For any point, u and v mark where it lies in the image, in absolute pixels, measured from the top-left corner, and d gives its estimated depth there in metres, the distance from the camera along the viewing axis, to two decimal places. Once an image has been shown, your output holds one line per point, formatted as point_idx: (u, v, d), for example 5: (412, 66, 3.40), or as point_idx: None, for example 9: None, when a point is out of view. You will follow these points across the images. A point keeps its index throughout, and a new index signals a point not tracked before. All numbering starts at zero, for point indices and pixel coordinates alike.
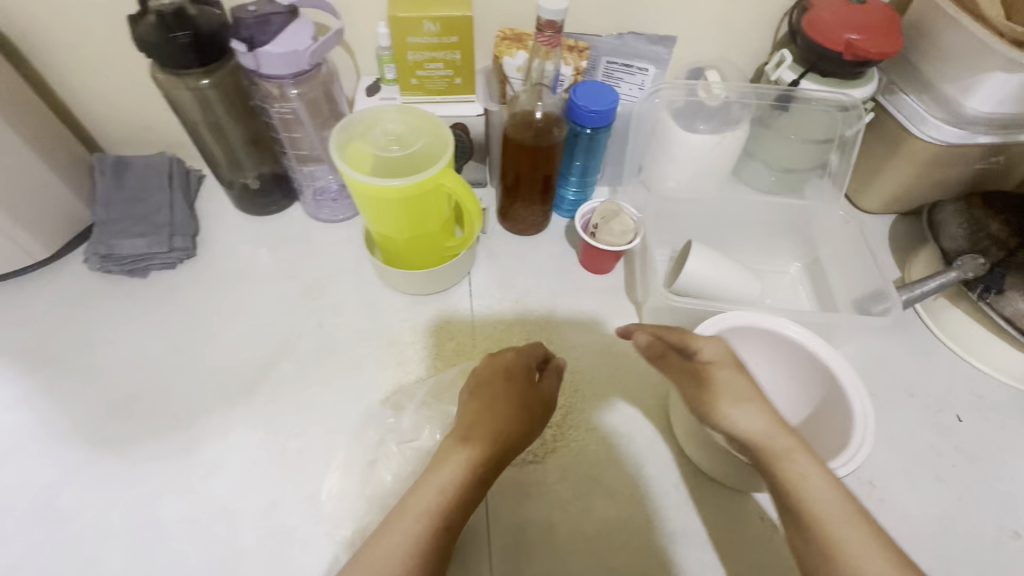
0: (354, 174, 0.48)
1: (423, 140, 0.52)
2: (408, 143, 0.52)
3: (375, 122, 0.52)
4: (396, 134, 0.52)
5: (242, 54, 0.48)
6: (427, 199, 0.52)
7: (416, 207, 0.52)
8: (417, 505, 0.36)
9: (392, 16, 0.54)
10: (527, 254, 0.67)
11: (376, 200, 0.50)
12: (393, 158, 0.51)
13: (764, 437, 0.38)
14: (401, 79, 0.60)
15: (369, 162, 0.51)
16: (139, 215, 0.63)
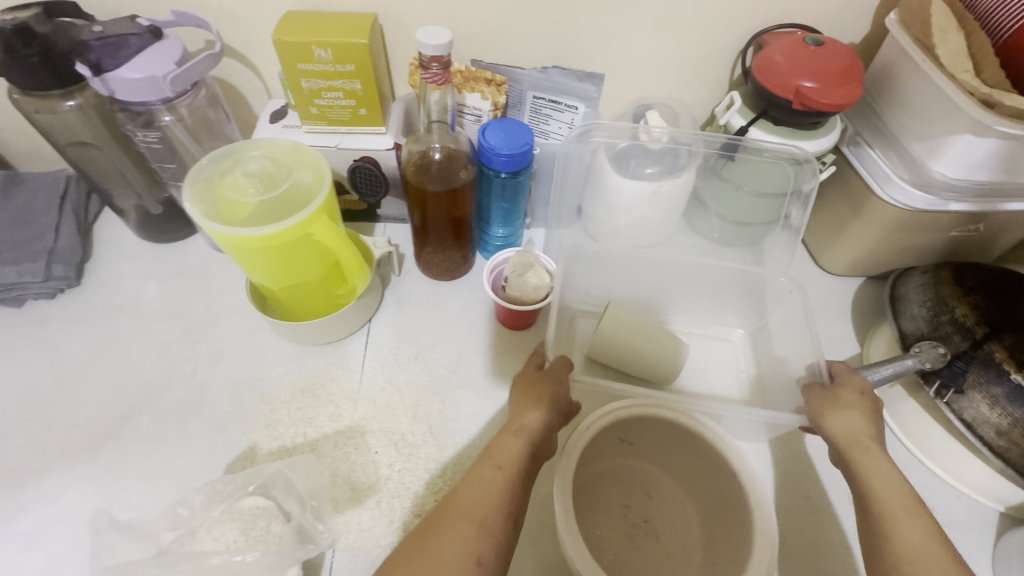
0: (209, 227, 0.42)
1: (290, 179, 0.46)
2: (276, 182, 0.46)
3: (234, 161, 0.47)
4: (259, 174, 0.46)
5: (92, 81, 0.44)
6: (299, 245, 0.46)
7: (286, 257, 0.46)
8: (486, 493, 0.36)
9: (277, 41, 0.48)
10: (439, 303, 0.60)
11: (239, 251, 0.44)
12: (253, 204, 0.44)
13: (863, 439, 0.41)
14: (298, 108, 0.54)
15: (231, 207, 0.44)
16: (17, 239, 0.58)
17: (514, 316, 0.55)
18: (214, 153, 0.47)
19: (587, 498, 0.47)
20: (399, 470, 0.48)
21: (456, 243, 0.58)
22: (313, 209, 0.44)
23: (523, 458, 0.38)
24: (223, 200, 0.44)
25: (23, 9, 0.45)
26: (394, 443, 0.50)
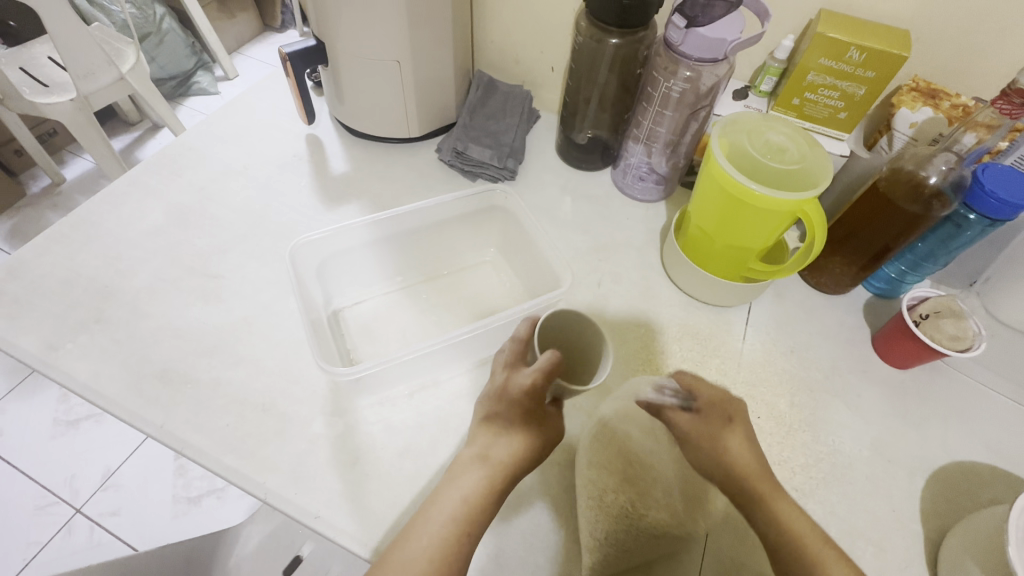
0: (726, 169, 0.50)
1: (803, 162, 0.50)
2: (786, 157, 0.51)
3: (769, 126, 0.53)
4: (778, 145, 0.51)
5: (676, 28, 0.52)
6: (780, 216, 0.50)
7: (759, 218, 0.51)
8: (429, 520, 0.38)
9: (822, 33, 0.53)
10: (818, 309, 0.62)
11: (731, 196, 0.51)
12: (768, 168, 0.50)
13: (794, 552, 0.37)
14: (782, 96, 0.59)
15: (741, 160, 0.52)
16: (492, 131, 0.72)
17: (910, 349, 0.56)
18: (757, 114, 0.54)
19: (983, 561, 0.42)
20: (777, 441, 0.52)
21: (867, 265, 0.59)
22: (811, 197, 0.48)
23: (480, 507, 0.39)
24: (748, 151, 0.51)
25: None
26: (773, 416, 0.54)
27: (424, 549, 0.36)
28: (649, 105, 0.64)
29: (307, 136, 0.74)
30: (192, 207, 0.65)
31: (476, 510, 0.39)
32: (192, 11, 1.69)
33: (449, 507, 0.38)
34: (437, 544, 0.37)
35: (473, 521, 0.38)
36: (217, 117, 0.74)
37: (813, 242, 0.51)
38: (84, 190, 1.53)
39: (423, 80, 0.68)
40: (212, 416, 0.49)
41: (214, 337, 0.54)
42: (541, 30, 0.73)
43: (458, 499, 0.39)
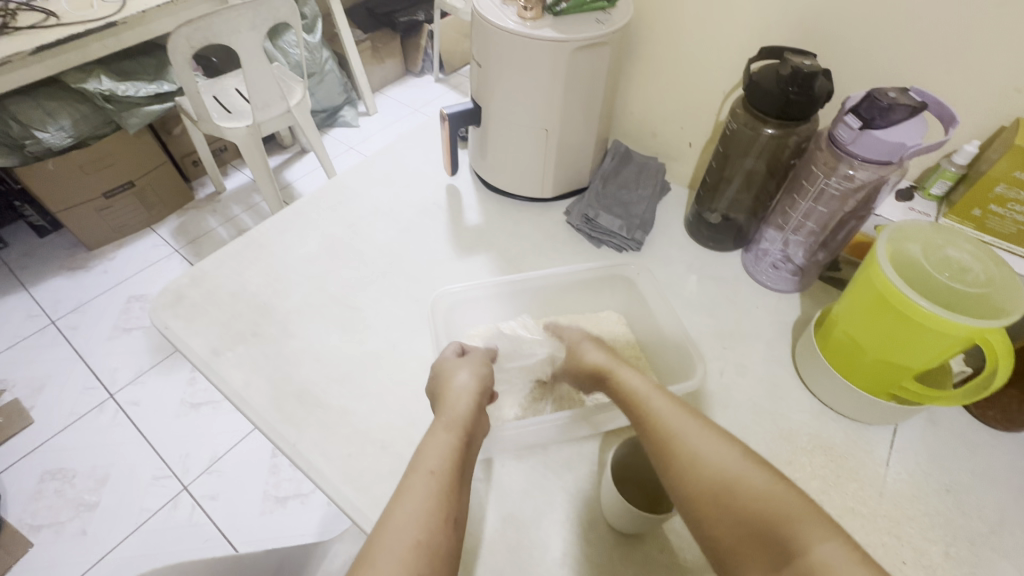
0: (894, 282, 0.46)
1: (989, 287, 0.45)
2: (965, 279, 0.46)
3: (945, 238, 0.48)
4: (958, 264, 0.47)
5: (848, 127, 0.50)
6: (951, 342, 0.45)
7: (925, 338, 0.46)
8: (410, 492, 0.38)
9: (1021, 146, 0.48)
10: (983, 446, 0.55)
11: (894, 311, 0.47)
12: (945, 288, 0.46)
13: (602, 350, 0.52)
14: (959, 205, 0.54)
15: (908, 271, 0.48)
16: (624, 200, 0.74)
17: None
18: (934, 225, 0.49)
19: None
20: None
21: None
22: (998, 329, 0.42)
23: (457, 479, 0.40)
24: (918, 265, 0.47)
25: (808, 56, 0.53)
26: (922, 565, 0.47)
27: (410, 518, 0.36)
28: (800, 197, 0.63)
29: (448, 186, 0.80)
30: (341, 240, 0.72)
31: (450, 483, 0.39)
32: (351, 57, 1.92)
33: (428, 483, 0.38)
34: (423, 521, 0.36)
35: (450, 504, 0.38)
36: (372, 161, 0.82)
37: (992, 374, 0.45)
38: (237, 200, 1.75)
39: (565, 147, 0.71)
40: (337, 443, 0.52)
41: (346, 367, 0.58)
42: (686, 109, 0.74)
43: (435, 459, 0.40)
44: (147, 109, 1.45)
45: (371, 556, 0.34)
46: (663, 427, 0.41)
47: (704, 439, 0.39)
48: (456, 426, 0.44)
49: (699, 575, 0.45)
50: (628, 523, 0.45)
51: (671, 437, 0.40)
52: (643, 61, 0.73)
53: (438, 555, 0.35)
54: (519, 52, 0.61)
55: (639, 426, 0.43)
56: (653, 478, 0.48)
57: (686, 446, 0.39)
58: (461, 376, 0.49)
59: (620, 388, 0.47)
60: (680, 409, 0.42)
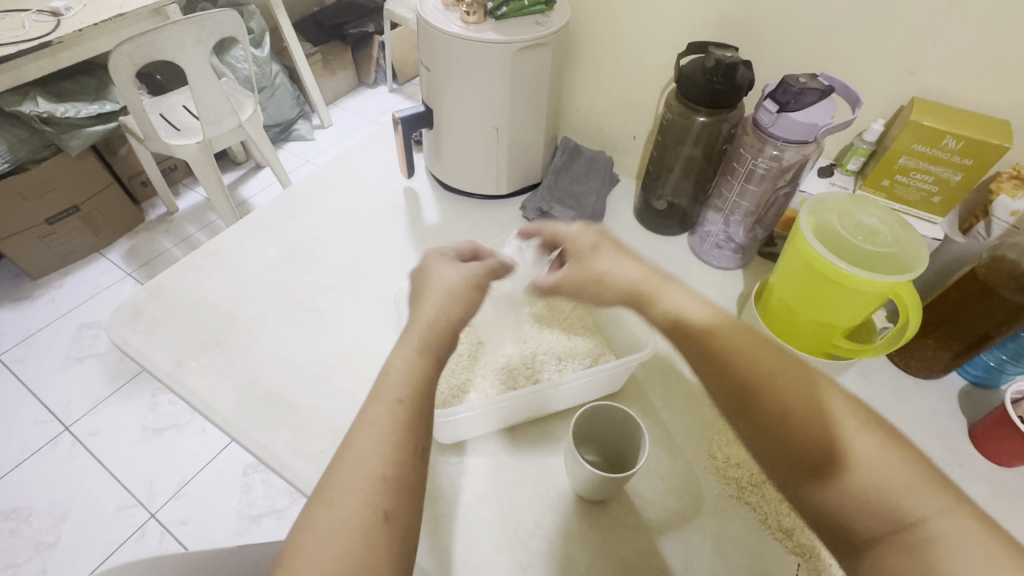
0: (815, 248, 0.50)
1: (896, 246, 0.50)
2: (877, 241, 0.51)
3: (859, 206, 0.53)
4: (870, 228, 0.52)
5: (768, 111, 0.55)
6: (869, 299, 0.50)
7: (847, 297, 0.51)
8: (369, 420, 0.37)
9: (916, 122, 0.54)
10: (907, 394, 0.60)
11: (818, 275, 0.52)
12: (860, 249, 0.51)
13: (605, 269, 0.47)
14: (871, 177, 0.60)
15: (828, 237, 0.53)
16: (575, 193, 0.78)
17: (1013, 448, 0.53)
18: (848, 195, 0.54)
19: None
20: None
21: (964, 351, 0.57)
22: (905, 282, 0.47)
23: (424, 398, 0.40)
24: (836, 231, 0.52)
25: (729, 49, 0.58)
26: None
27: (371, 446, 0.36)
28: (733, 179, 0.67)
29: (405, 188, 0.82)
30: (302, 247, 0.72)
31: (415, 396, 0.39)
32: (302, 70, 1.91)
33: (387, 409, 0.38)
34: (381, 450, 0.36)
35: (418, 435, 0.38)
36: (328, 168, 0.83)
37: (905, 324, 0.50)
38: (191, 219, 1.71)
39: (516, 145, 0.74)
40: (308, 441, 0.53)
41: (314, 368, 0.59)
42: (628, 104, 0.78)
43: (396, 381, 0.40)
44: (89, 130, 1.40)
45: (332, 490, 0.34)
46: (751, 369, 0.38)
47: (796, 389, 0.37)
48: (427, 351, 0.42)
49: (661, 531, 0.49)
50: (593, 489, 0.48)
51: (753, 385, 0.38)
52: (584, 60, 0.77)
53: (403, 475, 0.36)
54: (464, 53, 0.64)
55: (716, 348, 0.40)
56: (613, 446, 0.51)
57: (777, 400, 0.37)
58: (446, 284, 0.47)
59: (665, 312, 0.43)
60: (755, 342, 0.39)
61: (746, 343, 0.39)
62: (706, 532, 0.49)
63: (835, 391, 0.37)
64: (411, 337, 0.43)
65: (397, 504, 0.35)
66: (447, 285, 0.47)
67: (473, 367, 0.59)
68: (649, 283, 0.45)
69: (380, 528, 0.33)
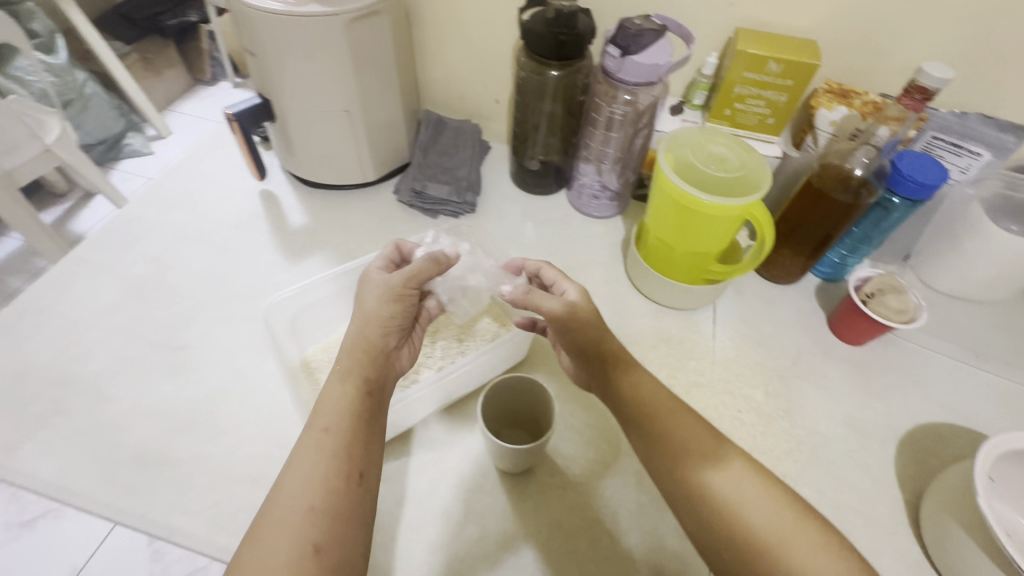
0: (676, 182, 0.52)
1: (744, 168, 0.54)
2: (727, 166, 0.55)
3: (708, 137, 0.57)
4: (719, 156, 0.55)
5: (611, 58, 0.55)
6: (731, 221, 0.54)
7: (713, 225, 0.54)
8: (303, 454, 0.37)
9: (742, 50, 0.58)
10: (777, 301, 0.67)
11: (685, 208, 0.54)
12: (713, 176, 0.54)
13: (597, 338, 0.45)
14: (714, 108, 0.64)
15: (684, 170, 0.55)
16: (447, 166, 0.74)
17: (864, 327, 0.60)
18: (697, 127, 0.57)
19: (946, 503, 0.47)
20: (759, 430, 0.56)
21: (813, 252, 0.64)
22: (756, 200, 0.51)
23: (352, 419, 0.39)
24: (691, 164, 0.54)
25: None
26: (752, 407, 0.57)
27: (299, 487, 0.35)
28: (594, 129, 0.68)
29: (261, 191, 0.73)
30: (148, 279, 0.62)
31: (348, 417, 0.39)
32: (118, 74, 1.64)
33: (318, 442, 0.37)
34: (313, 485, 0.35)
35: (351, 460, 0.37)
36: (163, 182, 0.72)
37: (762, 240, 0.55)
38: (13, 271, 1.43)
39: (375, 127, 0.69)
40: (196, 495, 0.47)
41: (188, 412, 0.52)
42: (484, 67, 0.76)
43: (332, 414, 0.39)
44: None
45: (253, 541, 0.33)
46: (697, 468, 0.37)
47: (745, 492, 0.36)
48: (352, 376, 0.42)
49: (588, 483, 0.50)
50: (513, 461, 0.47)
51: (702, 479, 0.37)
52: (429, 26, 0.73)
53: (335, 505, 0.35)
54: (288, 35, 0.57)
55: (667, 436, 0.39)
56: (527, 413, 0.51)
57: (721, 499, 0.36)
58: (374, 302, 0.47)
59: (627, 391, 0.42)
60: (711, 445, 0.38)
61: (698, 435, 0.39)
62: (628, 473, 0.51)
63: (772, 485, 0.37)
64: (343, 365, 0.43)
65: (329, 542, 0.34)
66: (374, 303, 0.47)
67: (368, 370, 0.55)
68: (626, 368, 0.44)
69: (308, 562, 0.32)
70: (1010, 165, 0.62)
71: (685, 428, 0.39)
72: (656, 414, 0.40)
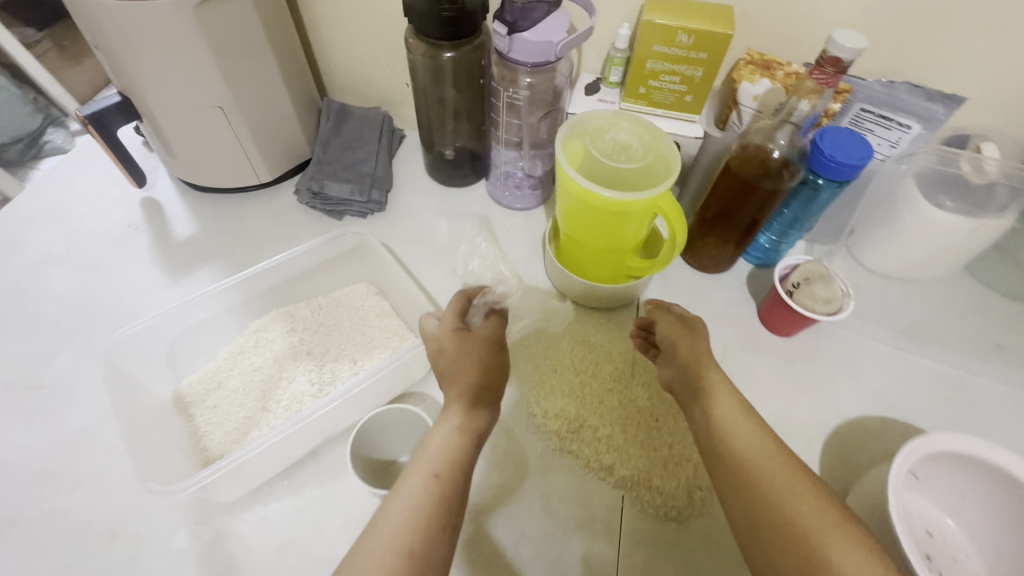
0: (576, 178, 0.47)
1: (650, 155, 0.49)
2: (632, 156, 0.50)
3: (608, 123, 0.51)
4: (623, 144, 0.50)
5: (499, 36, 0.49)
6: (639, 216, 0.49)
7: (622, 221, 0.49)
8: (405, 489, 0.36)
9: (648, 21, 0.52)
10: (705, 292, 0.63)
11: (589, 205, 0.48)
12: (616, 168, 0.49)
13: (694, 361, 0.46)
14: (628, 86, 0.58)
15: (589, 162, 0.50)
16: (350, 162, 0.68)
17: (790, 319, 0.57)
18: (599, 112, 0.52)
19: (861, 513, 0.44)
20: None
21: (741, 240, 0.59)
22: (665, 190, 0.46)
23: (461, 467, 0.38)
24: (592, 155, 0.50)
25: None
26: None
27: (394, 526, 0.34)
28: (497, 116, 0.61)
29: (143, 199, 0.66)
30: (9, 308, 0.56)
31: (448, 469, 0.37)
32: None
33: (421, 479, 0.36)
34: (409, 522, 0.34)
35: (447, 511, 0.36)
36: (29, 193, 0.64)
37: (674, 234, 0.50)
38: None
39: (260, 123, 0.62)
40: (47, 558, 0.42)
41: (45, 461, 0.46)
42: (385, 48, 0.68)
43: (437, 452, 0.38)
44: None
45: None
46: (768, 476, 0.36)
47: (825, 502, 0.34)
48: (470, 428, 0.41)
49: (489, 512, 0.46)
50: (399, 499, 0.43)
51: (764, 494, 0.35)
52: (316, 3, 0.65)
53: (423, 548, 0.33)
54: (128, 26, 0.49)
55: (732, 451, 0.38)
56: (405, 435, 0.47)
57: (795, 509, 0.34)
58: (476, 356, 0.44)
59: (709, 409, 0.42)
60: (785, 455, 0.37)
61: (764, 453, 0.37)
62: (533, 498, 0.47)
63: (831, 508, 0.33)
64: (462, 405, 0.42)
65: None
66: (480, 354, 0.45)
67: (238, 402, 0.49)
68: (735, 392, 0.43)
69: None
70: (945, 136, 0.57)
71: (752, 440, 0.38)
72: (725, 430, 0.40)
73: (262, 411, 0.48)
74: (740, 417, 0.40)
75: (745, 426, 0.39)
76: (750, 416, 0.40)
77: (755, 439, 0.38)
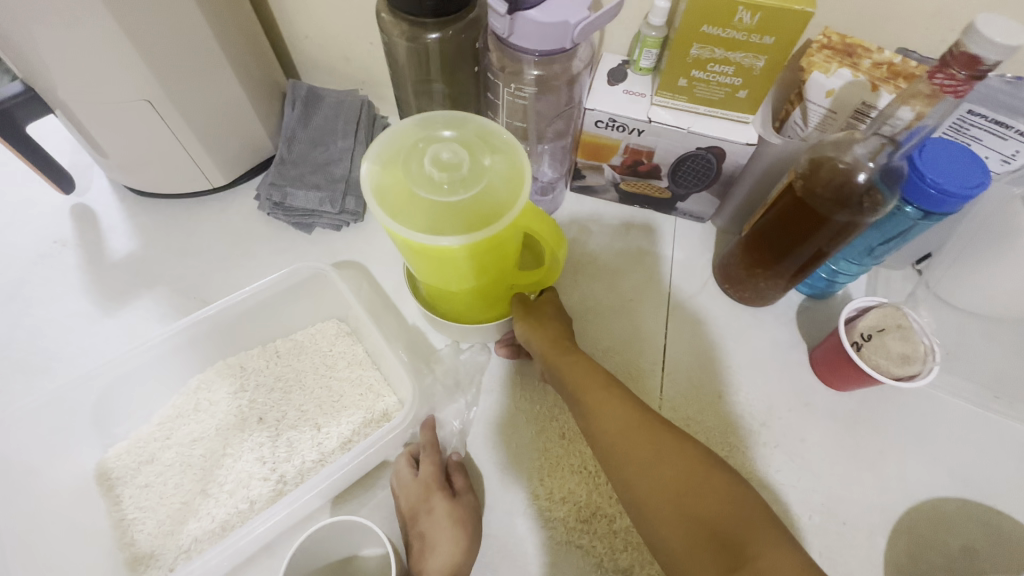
0: (392, 227, 0.33)
1: (486, 174, 0.35)
2: (461, 172, 0.35)
3: (426, 138, 0.36)
4: (442, 158, 0.35)
5: (498, 15, 0.36)
6: (486, 258, 0.36)
7: (474, 263, 0.36)
8: None
9: None
10: (745, 332, 0.52)
11: (437, 261, 0.35)
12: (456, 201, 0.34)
13: (568, 359, 0.41)
14: (665, 76, 0.45)
15: (421, 204, 0.34)
16: (319, 162, 0.56)
17: (850, 376, 0.46)
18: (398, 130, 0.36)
19: None
20: None
21: (796, 274, 0.47)
22: (507, 224, 0.34)
23: None
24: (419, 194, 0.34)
25: None
26: None
27: None
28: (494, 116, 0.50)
29: (74, 206, 0.55)
30: None
31: None
32: None
33: None
34: None
35: None
36: None
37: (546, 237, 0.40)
38: None
39: (204, 119, 0.50)
40: None
41: None
42: (360, 18, 0.55)
43: None
44: None
45: None
46: (669, 473, 0.32)
47: (728, 484, 0.32)
48: None
49: None
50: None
51: (680, 490, 0.32)
52: None
53: None
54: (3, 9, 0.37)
55: (630, 455, 0.34)
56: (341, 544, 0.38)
57: (716, 508, 0.31)
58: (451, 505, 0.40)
59: (592, 411, 0.37)
60: (651, 429, 0.35)
61: (653, 440, 0.34)
62: None
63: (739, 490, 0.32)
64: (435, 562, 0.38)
65: None
66: (457, 506, 0.40)
67: (174, 490, 0.41)
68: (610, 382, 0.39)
69: None
70: None
71: (642, 430, 0.35)
72: (621, 437, 0.35)
73: (201, 495, 0.41)
74: (638, 417, 0.36)
75: (614, 415, 0.36)
76: (636, 409, 0.36)
77: (634, 424, 0.35)
